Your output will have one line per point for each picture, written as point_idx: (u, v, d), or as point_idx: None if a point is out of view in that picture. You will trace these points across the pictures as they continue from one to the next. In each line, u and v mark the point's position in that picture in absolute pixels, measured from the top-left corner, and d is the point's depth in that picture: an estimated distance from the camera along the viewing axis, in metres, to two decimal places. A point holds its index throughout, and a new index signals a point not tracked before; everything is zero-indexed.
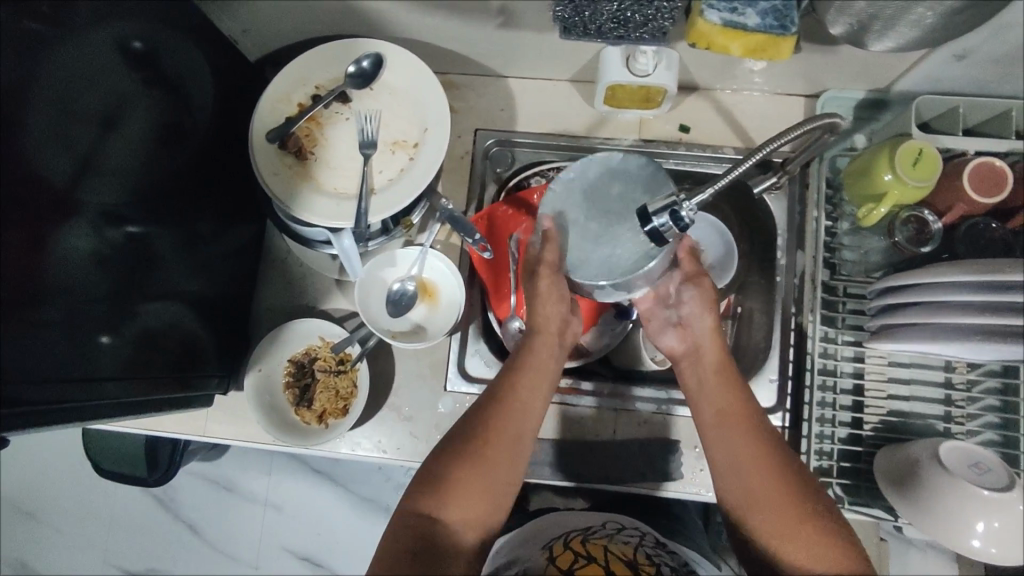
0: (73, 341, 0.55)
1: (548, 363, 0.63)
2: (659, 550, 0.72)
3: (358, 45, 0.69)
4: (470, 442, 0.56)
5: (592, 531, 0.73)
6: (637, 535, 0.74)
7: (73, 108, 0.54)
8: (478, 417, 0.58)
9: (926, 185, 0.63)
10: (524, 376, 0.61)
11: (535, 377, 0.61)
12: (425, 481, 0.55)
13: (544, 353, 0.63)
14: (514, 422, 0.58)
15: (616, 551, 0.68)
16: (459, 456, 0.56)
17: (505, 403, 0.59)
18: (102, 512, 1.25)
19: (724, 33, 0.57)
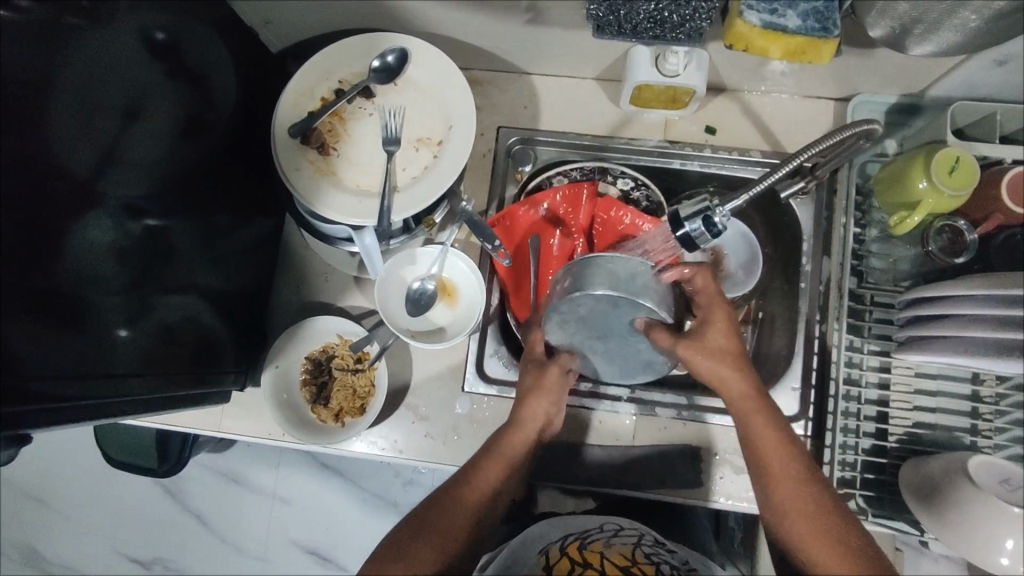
0: (94, 335, 0.55)
1: (530, 433, 0.65)
2: (658, 548, 0.67)
3: (382, 39, 0.67)
4: (447, 503, 0.59)
5: (587, 534, 0.68)
6: (636, 535, 0.69)
7: (97, 99, 0.53)
8: (460, 479, 0.61)
9: (961, 194, 0.61)
10: (507, 435, 0.65)
11: (516, 440, 0.64)
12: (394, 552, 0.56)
13: (528, 420, 0.66)
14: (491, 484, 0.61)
15: (614, 556, 0.63)
16: (432, 508, 0.59)
17: (486, 466, 0.62)
18: (111, 501, 1.25)
19: (764, 36, 0.56)
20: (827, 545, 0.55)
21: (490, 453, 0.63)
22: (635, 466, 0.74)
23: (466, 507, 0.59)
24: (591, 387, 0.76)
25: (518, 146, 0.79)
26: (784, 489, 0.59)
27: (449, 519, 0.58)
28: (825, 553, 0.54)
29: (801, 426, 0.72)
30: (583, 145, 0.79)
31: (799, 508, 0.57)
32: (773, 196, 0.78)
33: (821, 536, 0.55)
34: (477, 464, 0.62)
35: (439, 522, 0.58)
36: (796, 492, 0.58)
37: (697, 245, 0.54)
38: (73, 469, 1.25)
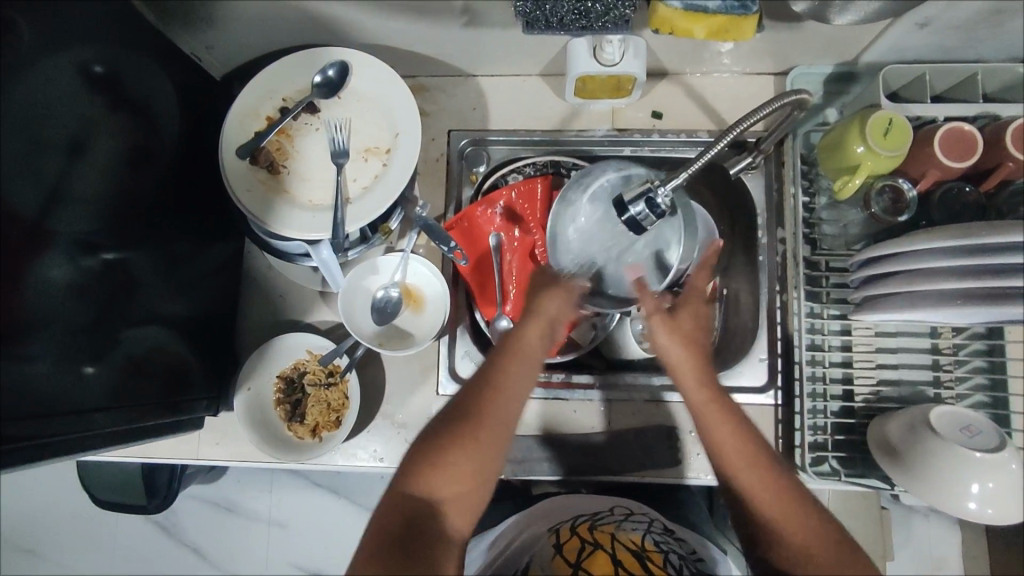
0: (59, 374, 0.55)
1: (535, 357, 0.59)
2: (666, 536, 0.69)
3: (322, 53, 0.68)
4: (475, 415, 0.55)
5: (599, 517, 0.70)
6: (645, 522, 0.71)
7: (39, 138, 0.53)
8: (465, 416, 0.55)
9: (898, 154, 0.63)
10: (512, 361, 0.58)
11: (523, 364, 0.58)
12: (418, 466, 0.54)
13: (531, 344, 0.59)
14: (503, 417, 0.56)
15: (624, 539, 0.65)
16: (439, 453, 0.54)
17: (494, 400, 0.56)
18: (105, 542, 1.24)
19: (687, 17, 0.57)
20: (773, 495, 0.55)
21: (497, 385, 0.57)
22: (614, 451, 0.75)
23: (478, 449, 0.54)
24: (564, 377, 0.78)
25: (469, 148, 0.80)
26: (715, 426, 0.58)
27: (462, 462, 0.54)
28: (771, 501, 0.55)
29: (771, 396, 0.74)
30: (533, 140, 0.79)
31: (739, 458, 0.57)
32: (724, 174, 0.78)
33: (769, 490, 0.55)
34: (483, 398, 0.56)
35: (450, 467, 0.53)
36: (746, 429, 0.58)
37: (644, 227, 0.55)
38: (62, 514, 1.23)
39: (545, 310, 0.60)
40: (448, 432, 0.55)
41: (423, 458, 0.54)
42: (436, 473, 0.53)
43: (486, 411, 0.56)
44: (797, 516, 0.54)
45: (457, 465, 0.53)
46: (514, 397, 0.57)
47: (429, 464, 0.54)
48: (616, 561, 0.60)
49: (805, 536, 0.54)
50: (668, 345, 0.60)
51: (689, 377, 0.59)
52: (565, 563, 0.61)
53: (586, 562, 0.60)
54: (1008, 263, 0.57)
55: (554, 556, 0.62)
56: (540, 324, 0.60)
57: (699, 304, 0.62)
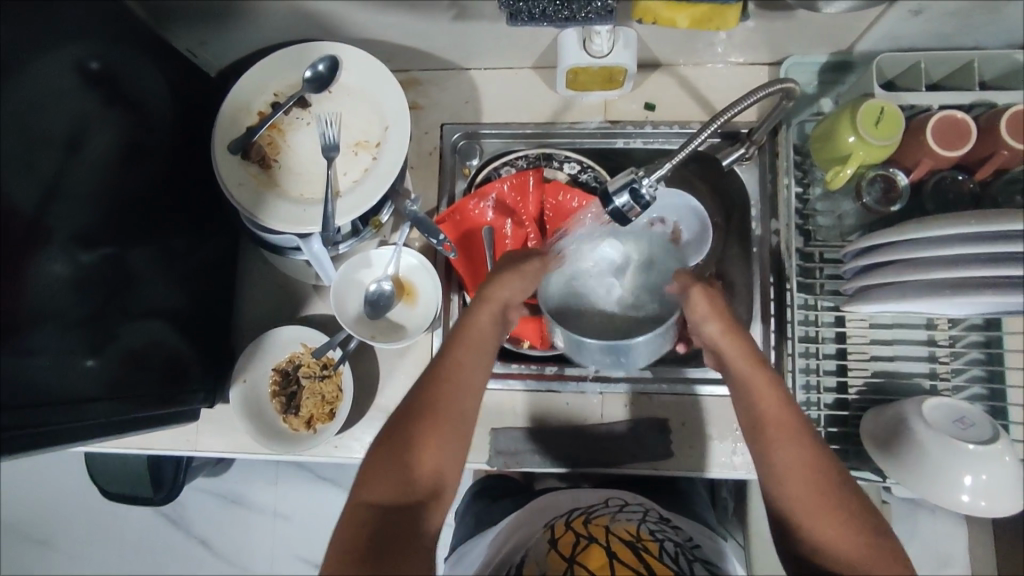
0: (58, 366, 0.56)
1: (484, 343, 0.60)
2: (662, 525, 0.69)
3: (311, 48, 0.68)
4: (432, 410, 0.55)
5: (593, 510, 0.70)
6: (640, 512, 0.71)
7: (35, 134, 0.55)
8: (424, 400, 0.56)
9: (890, 143, 0.62)
10: (462, 350, 0.59)
11: (473, 354, 0.59)
12: (379, 471, 0.53)
13: (482, 329, 0.60)
14: (457, 407, 0.56)
15: (618, 531, 0.65)
16: (399, 453, 0.53)
17: (447, 393, 0.56)
18: (114, 533, 1.26)
19: (669, 6, 0.57)
20: (813, 486, 0.53)
21: (449, 372, 0.57)
22: (606, 443, 0.75)
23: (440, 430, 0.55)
24: (557, 369, 0.77)
25: (462, 142, 0.80)
26: (778, 426, 0.56)
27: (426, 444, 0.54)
28: (803, 492, 0.53)
29: None
30: (525, 133, 0.79)
31: (801, 453, 0.54)
32: (715, 163, 0.79)
33: (810, 477, 0.54)
34: (436, 384, 0.57)
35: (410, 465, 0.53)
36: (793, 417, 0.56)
37: (629, 219, 0.55)
38: (73, 504, 1.26)
39: (496, 295, 0.61)
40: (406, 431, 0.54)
41: (386, 462, 0.53)
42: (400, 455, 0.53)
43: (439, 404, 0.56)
44: (833, 509, 0.53)
45: (416, 449, 0.54)
46: (467, 387, 0.57)
47: (388, 467, 0.53)
48: (611, 553, 0.60)
49: (839, 532, 0.52)
50: (710, 327, 0.60)
51: (739, 360, 0.59)
52: (559, 558, 0.60)
53: (581, 556, 0.59)
54: (1001, 251, 0.56)
55: (549, 551, 0.62)
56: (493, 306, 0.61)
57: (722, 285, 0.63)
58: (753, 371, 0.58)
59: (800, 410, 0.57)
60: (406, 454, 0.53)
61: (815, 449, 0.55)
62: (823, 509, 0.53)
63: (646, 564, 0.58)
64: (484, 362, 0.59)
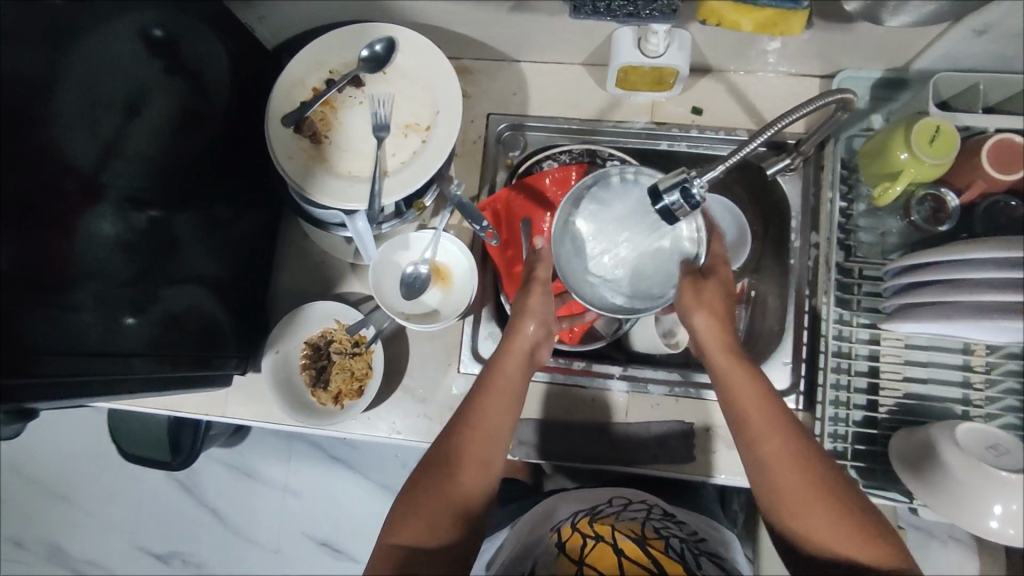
0: (101, 322, 0.58)
1: (511, 384, 0.63)
2: (666, 521, 0.69)
3: (369, 29, 0.69)
4: (450, 455, 0.59)
5: (598, 511, 0.68)
6: (644, 510, 0.70)
7: (98, 96, 0.56)
8: (454, 434, 0.60)
9: (943, 163, 0.62)
10: (488, 398, 0.62)
11: (497, 400, 0.62)
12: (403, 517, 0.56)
13: (509, 375, 0.63)
14: (479, 450, 0.59)
15: (623, 528, 0.64)
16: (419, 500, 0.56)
17: (471, 437, 0.60)
18: (128, 495, 1.28)
19: (734, 9, 0.57)
20: (801, 481, 0.54)
21: (475, 414, 0.61)
22: (629, 443, 0.75)
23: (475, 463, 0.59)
24: (585, 365, 0.78)
25: (508, 132, 0.81)
26: (762, 427, 0.57)
27: (457, 476, 0.58)
28: (801, 489, 0.54)
29: (793, 400, 0.73)
30: (571, 128, 0.80)
31: (787, 464, 0.55)
32: (759, 173, 0.79)
33: (793, 471, 0.55)
34: (461, 431, 0.60)
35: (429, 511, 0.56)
36: (777, 415, 0.58)
37: (677, 218, 0.56)
38: (92, 462, 1.28)
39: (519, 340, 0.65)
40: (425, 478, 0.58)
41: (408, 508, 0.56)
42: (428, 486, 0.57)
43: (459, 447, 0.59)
44: (837, 516, 0.53)
45: (433, 490, 0.57)
46: (491, 431, 0.60)
47: (407, 513, 0.56)
48: (619, 551, 0.60)
49: (839, 531, 0.52)
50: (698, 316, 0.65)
51: (719, 350, 0.63)
52: (570, 561, 0.60)
53: (591, 558, 0.59)
54: None
55: (558, 555, 0.61)
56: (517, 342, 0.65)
57: (725, 270, 0.68)
58: (731, 364, 0.61)
59: (782, 407, 0.59)
60: (435, 489, 0.57)
61: (797, 439, 0.56)
62: (804, 488, 0.54)
63: (654, 560, 0.59)
64: (506, 408, 0.62)
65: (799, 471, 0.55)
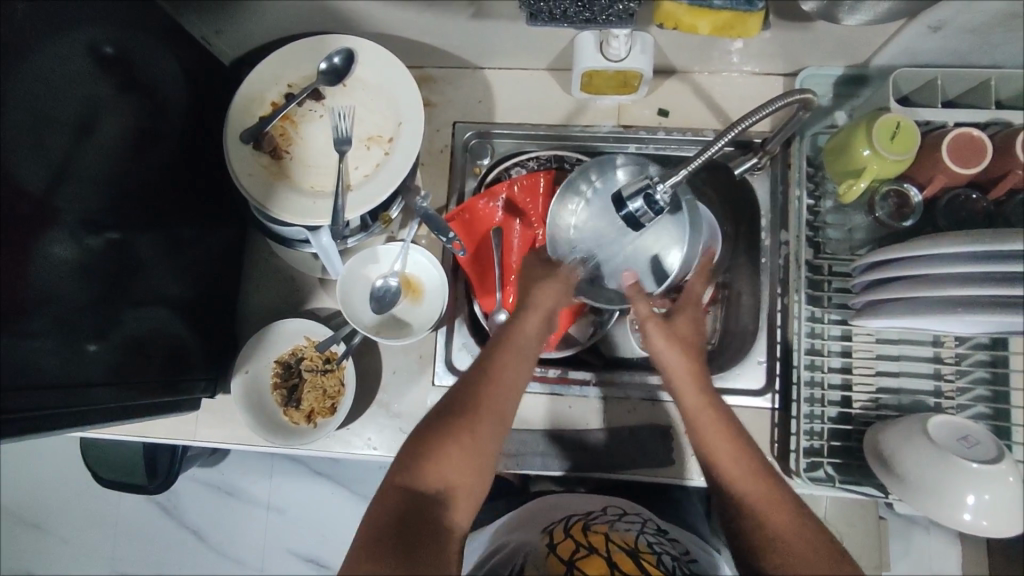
0: (64, 351, 0.56)
1: (515, 378, 0.59)
2: (660, 538, 0.68)
3: (328, 42, 0.68)
4: (469, 399, 0.57)
5: (592, 517, 0.69)
6: (638, 522, 0.70)
7: (46, 118, 0.54)
8: (453, 419, 0.56)
9: (905, 159, 0.62)
10: (507, 355, 0.60)
11: (515, 358, 0.60)
12: (413, 458, 0.54)
13: (526, 335, 0.62)
14: (496, 403, 0.58)
15: (617, 539, 0.64)
16: (435, 442, 0.54)
17: (490, 386, 0.58)
18: (107, 520, 1.25)
19: (691, 12, 0.56)
20: (762, 492, 0.55)
21: (490, 370, 0.59)
22: (608, 450, 0.74)
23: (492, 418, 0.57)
24: (560, 373, 0.77)
25: (474, 140, 0.80)
26: (716, 433, 0.58)
27: (458, 462, 0.54)
28: (761, 500, 0.54)
29: (768, 399, 0.73)
30: (538, 135, 0.79)
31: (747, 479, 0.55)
32: (728, 173, 0.78)
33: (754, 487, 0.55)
34: (481, 382, 0.58)
35: (445, 455, 0.54)
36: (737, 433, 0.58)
37: (642, 223, 0.56)
38: (66, 488, 1.25)
39: (542, 302, 0.64)
40: (438, 424, 0.56)
41: (421, 449, 0.54)
42: (424, 471, 0.53)
43: (481, 398, 0.57)
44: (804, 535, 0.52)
45: (450, 434, 0.55)
46: (509, 385, 0.59)
47: (423, 456, 0.54)
48: (612, 564, 0.59)
49: (798, 546, 0.51)
50: (666, 351, 0.62)
51: (687, 378, 0.60)
52: (559, 562, 0.60)
53: (581, 562, 0.59)
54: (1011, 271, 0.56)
55: (548, 554, 0.61)
56: (525, 336, 0.62)
57: (693, 312, 0.65)
58: (688, 379, 0.60)
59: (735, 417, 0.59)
60: (450, 434, 0.55)
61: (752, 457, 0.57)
62: (762, 495, 0.54)
63: (647, 574, 0.58)
64: (525, 369, 0.60)
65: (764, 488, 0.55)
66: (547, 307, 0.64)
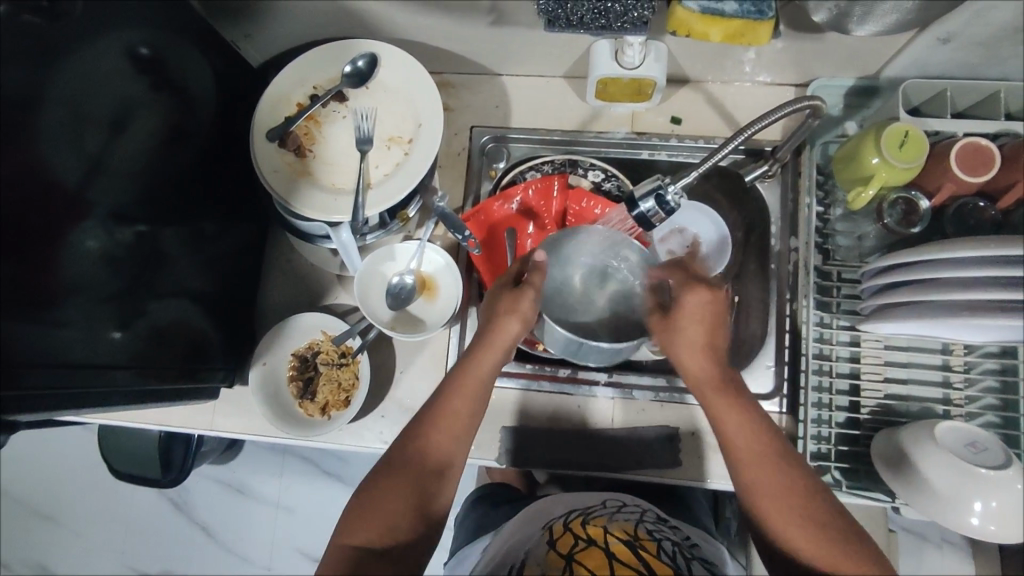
0: (89, 337, 0.58)
1: (459, 424, 0.61)
2: (660, 525, 0.69)
3: (352, 45, 0.71)
4: (415, 448, 0.59)
5: (591, 511, 0.69)
6: (638, 512, 0.70)
7: (83, 113, 0.57)
8: (397, 469, 0.58)
9: (914, 167, 0.63)
10: (456, 395, 0.61)
11: (465, 398, 0.61)
12: (361, 513, 0.56)
13: (478, 373, 0.62)
14: (442, 448, 0.60)
15: (616, 530, 0.64)
16: (383, 495, 0.57)
17: (437, 431, 0.60)
18: (119, 514, 1.27)
19: (704, 20, 0.58)
20: (795, 522, 0.54)
21: (438, 416, 0.61)
22: (617, 450, 0.75)
23: (438, 464, 0.59)
24: (571, 373, 0.77)
25: (490, 144, 0.82)
26: (746, 437, 0.58)
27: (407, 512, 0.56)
28: (795, 527, 0.54)
29: (776, 403, 0.74)
30: (552, 141, 0.81)
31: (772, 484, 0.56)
32: (738, 179, 0.79)
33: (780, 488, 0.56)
34: (425, 430, 0.60)
35: (391, 507, 0.56)
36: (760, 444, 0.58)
37: (653, 223, 0.58)
38: (82, 482, 1.28)
39: (504, 333, 0.63)
40: (385, 474, 0.58)
41: (368, 504, 0.57)
42: (374, 527, 0.55)
43: (426, 446, 0.59)
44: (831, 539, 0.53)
45: (395, 487, 0.57)
46: (455, 428, 0.61)
47: (370, 510, 0.56)
48: (610, 554, 0.60)
49: (829, 552, 0.52)
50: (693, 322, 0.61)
51: (704, 385, 0.61)
52: (558, 556, 0.60)
53: (580, 554, 0.60)
54: (1006, 276, 0.57)
55: (548, 550, 0.62)
56: (475, 378, 0.62)
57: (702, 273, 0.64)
58: (713, 385, 0.60)
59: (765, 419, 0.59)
60: (396, 486, 0.57)
61: (783, 464, 0.56)
62: (789, 503, 0.55)
63: (645, 563, 0.59)
64: (475, 408, 0.62)
65: (793, 498, 0.55)
66: (502, 344, 0.63)
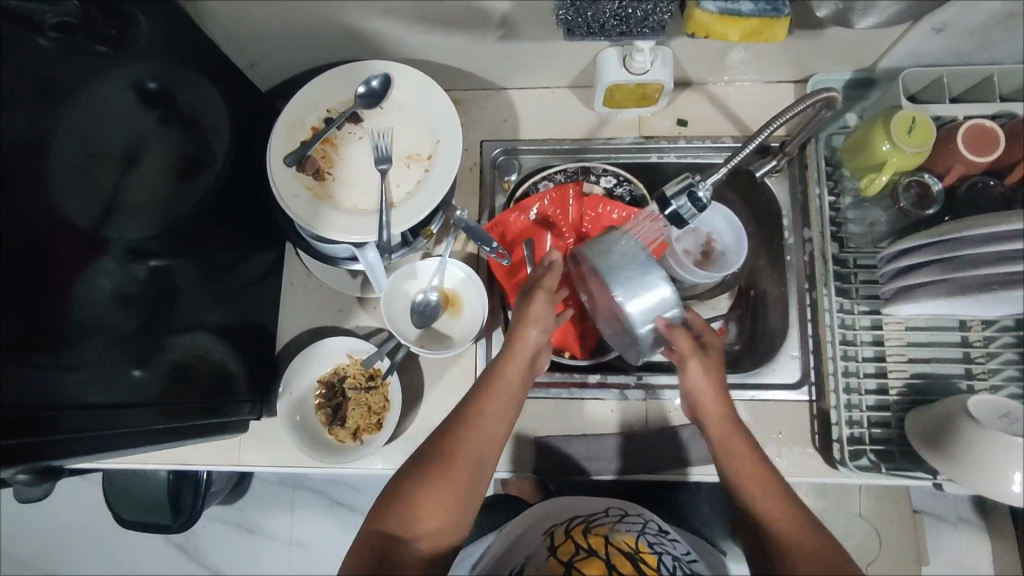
0: (111, 376, 0.57)
1: (492, 426, 0.60)
2: (661, 537, 0.66)
3: (364, 66, 0.71)
4: (449, 442, 0.58)
5: (595, 518, 0.66)
6: (640, 523, 0.67)
7: (100, 148, 0.56)
8: (430, 462, 0.57)
9: (923, 151, 0.66)
10: (488, 396, 0.61)
11: (497, 401, 0.61)
12: (392, 502, 0.56)
13: (510, 378, 0.62)
14: (474, 449, 0.58)
15: (617, 540, 0.61)
16: (415, 486, 0.56)
17: (467, 432, 0.59)
18: (124, 566, 1.23)
19: (723, 21, 0.60)
20: (776, 501, 0.55)
21: (472, 415, 0.60)
22: (653, 450, 0.75)
23: (465, 463, 0.57)
24: (600, 378, 0.78)
25: (502, 157, 0.83)
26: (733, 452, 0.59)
27: (430, 504, 0.55)
28: (775, 508, 0.55)
29: (806, 392, 0.75)
30: (563, 150, 0.82)
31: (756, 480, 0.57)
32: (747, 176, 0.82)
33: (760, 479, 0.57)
34: (459, 428, 0.59)
35: (422, 499, 0.55)
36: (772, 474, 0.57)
37: (685, 221, 0.58)
38: (83, 535, 1.23)
39: (526, 341, 0.63)
40: (420, 465, 0.58)
41: (399, 490, 0.56)
42: (399, 517, 0.54)
43: (458, 443, 0.58)
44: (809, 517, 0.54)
45: (428, 477, 0.56)
46: (487, 432, 0.59)
47: (402, 500, 0.55)
48: (610, 564, 0.57)
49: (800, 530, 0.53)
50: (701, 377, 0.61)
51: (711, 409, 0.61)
52: (557, 563, 0.58)
53: (579, 562, 0.57)
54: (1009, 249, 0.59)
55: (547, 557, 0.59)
56: (508, 385, 0.62)
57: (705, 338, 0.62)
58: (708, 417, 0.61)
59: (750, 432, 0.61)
60: (429, 478, 0.56)
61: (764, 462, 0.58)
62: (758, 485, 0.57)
63: None
64: (508, 416, 0.61)
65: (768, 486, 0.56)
66: (528, 352, 0.63)
